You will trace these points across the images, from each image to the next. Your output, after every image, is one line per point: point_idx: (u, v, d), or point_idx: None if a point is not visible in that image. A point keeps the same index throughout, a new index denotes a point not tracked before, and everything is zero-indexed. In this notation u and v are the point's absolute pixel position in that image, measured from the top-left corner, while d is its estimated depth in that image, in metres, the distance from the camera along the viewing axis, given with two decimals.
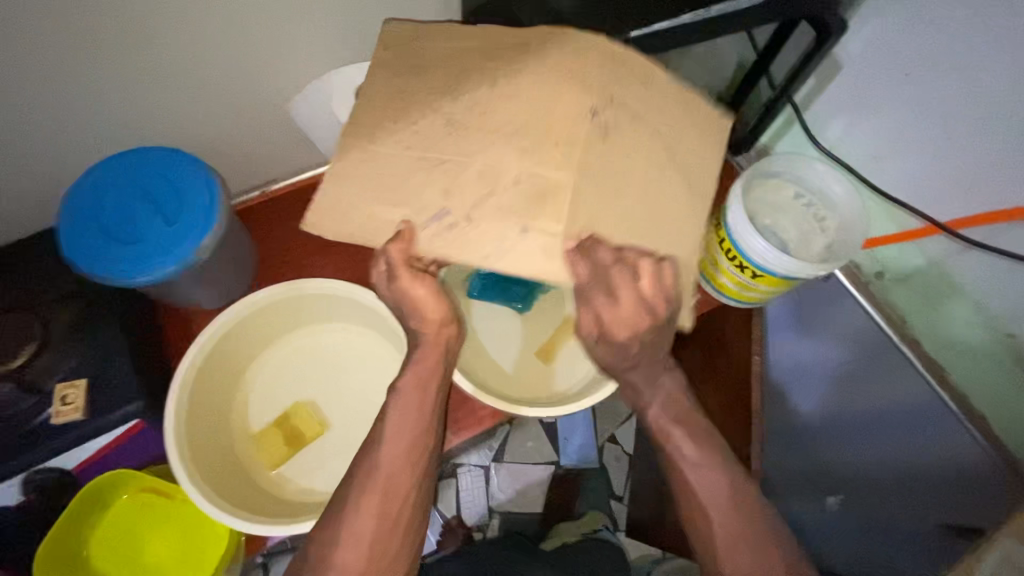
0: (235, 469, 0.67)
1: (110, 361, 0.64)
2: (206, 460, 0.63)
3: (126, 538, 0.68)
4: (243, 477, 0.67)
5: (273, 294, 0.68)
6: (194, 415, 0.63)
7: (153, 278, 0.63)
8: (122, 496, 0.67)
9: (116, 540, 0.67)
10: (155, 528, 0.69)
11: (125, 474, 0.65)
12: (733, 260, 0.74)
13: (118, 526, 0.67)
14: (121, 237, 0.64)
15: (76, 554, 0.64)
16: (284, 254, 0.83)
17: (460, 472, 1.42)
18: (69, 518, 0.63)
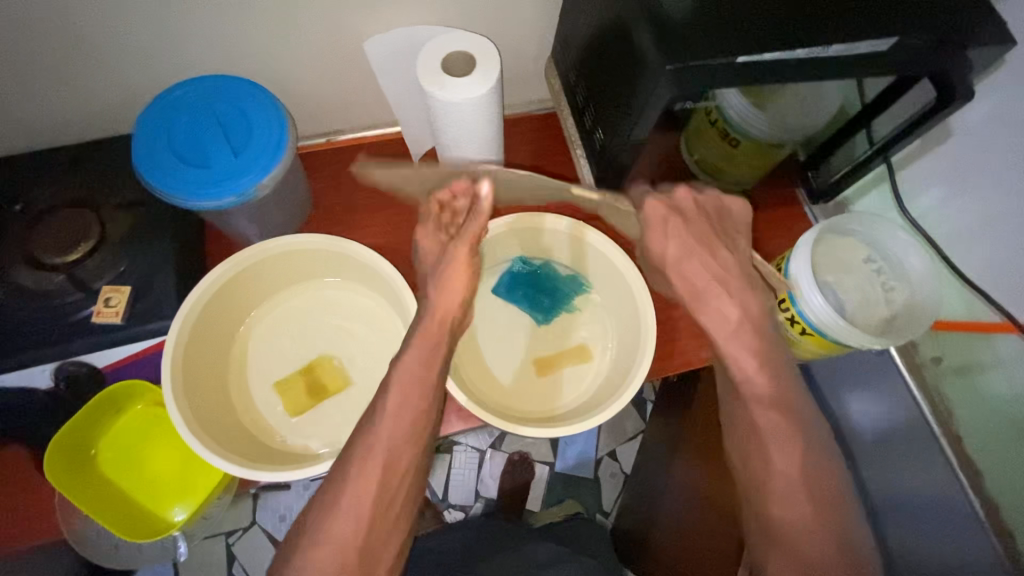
0: (225, 410, 0.67)
1: (152, 275, 0.67)
2: (196, 389, 0.64)
3: (132, 448, 0.71)
4: (231, 416, 0.68)
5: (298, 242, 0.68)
6: (196, 343, 0.65)
7: (210, 205, 0.65)
8: (137, 406, 0.70)
9: (124, 448, 0.70)
10: (162, 442, 0.72)
11: (148, 386, 0.68)
12: (785, 313, 0.71)
13: (128, 434, 0.70)
14: (187, 156, 0.66)
15: (85, 452, 0.67)
16: (336, 205, 0.84)
17: (455, 451, 1.43)
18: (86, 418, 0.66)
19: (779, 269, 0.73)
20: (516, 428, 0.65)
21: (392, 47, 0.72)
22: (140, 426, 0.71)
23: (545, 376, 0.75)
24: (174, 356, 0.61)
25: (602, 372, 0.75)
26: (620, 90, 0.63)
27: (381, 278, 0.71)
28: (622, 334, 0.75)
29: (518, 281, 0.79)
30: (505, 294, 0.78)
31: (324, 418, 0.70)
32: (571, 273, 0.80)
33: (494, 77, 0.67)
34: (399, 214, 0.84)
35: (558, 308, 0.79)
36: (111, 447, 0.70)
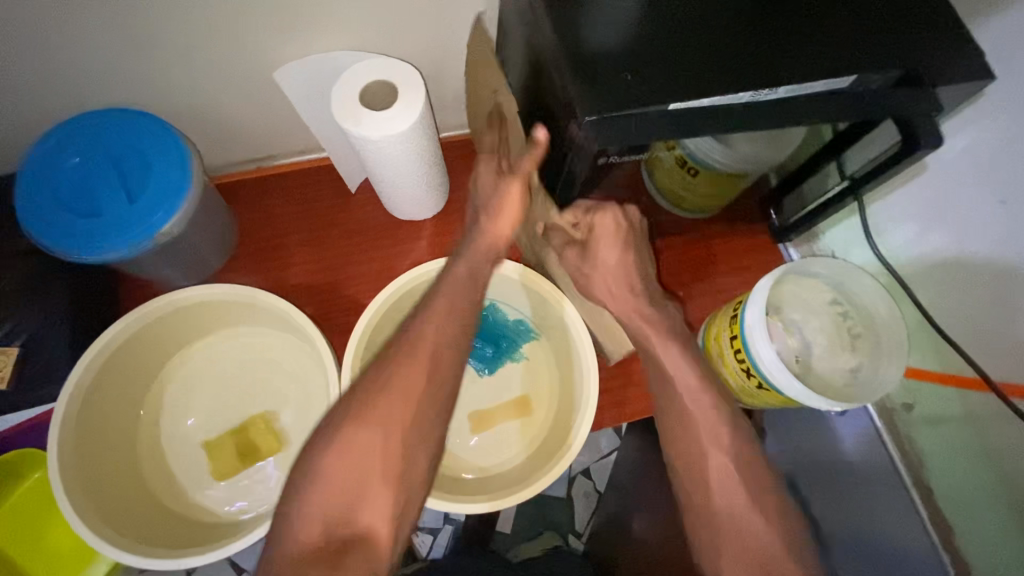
0: (131, 479, 0.63)
1: (47, 333, 0.61)
2: (92, 452, 0.60)
3: (33, 518, 0.67)
4: (132, 479, 0.63)
5: (204, 293, 0.64)
6: (95, 402, 0.60)
7: (102, 258, 0.59)
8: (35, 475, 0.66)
9: (23, 518, 0.66)
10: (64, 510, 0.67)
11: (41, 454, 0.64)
12: (741, 362, 0.66)
13: (26, 503, 0.66)
14: (76, 203, 0.59)
15: None
16: (266, 240, 0.78)
17: None
18: None
19: (735, 315, 0.67)
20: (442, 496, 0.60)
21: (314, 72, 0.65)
22: (41, 493, 0.67)
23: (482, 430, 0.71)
24: (60, 429, 0.56)
25: (547, 426, 0.71)
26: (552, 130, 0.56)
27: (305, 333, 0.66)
28: (566, 388, 0.70)
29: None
30: None
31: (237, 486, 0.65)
32: (518, 319, 0.74)
33: (418, 110, 0.60)
34: (335, 248, 0.78)
35: (501, 359, 0.74)
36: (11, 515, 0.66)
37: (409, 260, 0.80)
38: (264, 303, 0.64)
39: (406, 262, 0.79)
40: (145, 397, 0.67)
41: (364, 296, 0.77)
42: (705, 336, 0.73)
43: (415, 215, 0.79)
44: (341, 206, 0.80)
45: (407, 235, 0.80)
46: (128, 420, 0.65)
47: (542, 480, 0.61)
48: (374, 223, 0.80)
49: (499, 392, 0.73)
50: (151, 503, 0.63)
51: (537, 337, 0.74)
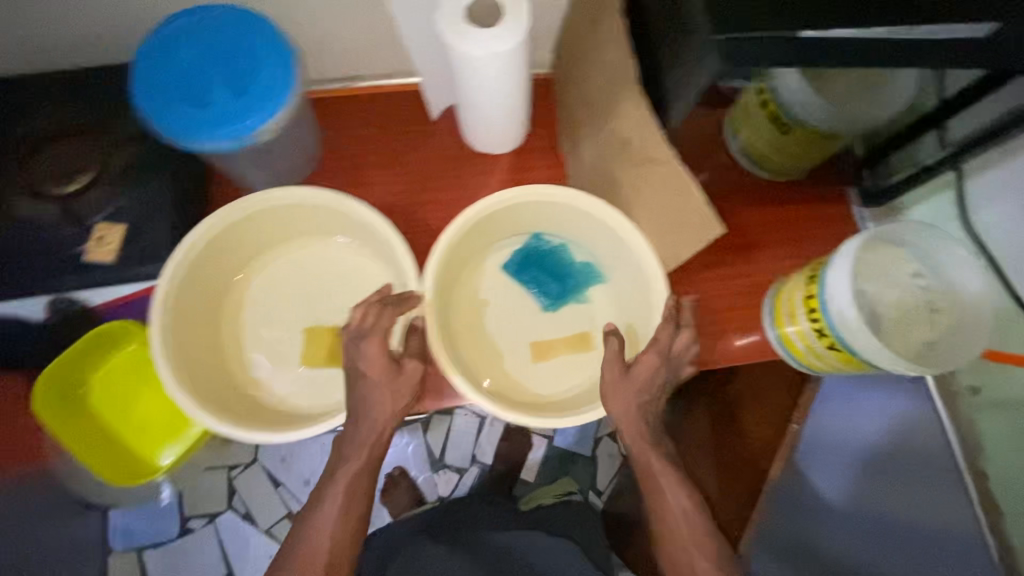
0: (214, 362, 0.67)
1: (148, 217, 0.64)
2: (184, 326, 0.63)
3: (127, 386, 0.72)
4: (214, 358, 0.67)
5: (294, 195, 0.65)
6: (190, 280, 0.63)
7: (206, 148, 0.61)
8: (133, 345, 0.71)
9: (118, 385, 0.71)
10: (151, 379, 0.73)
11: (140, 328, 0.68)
12: (814, 323, 0.65)
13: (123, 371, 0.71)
14: (190, 94, 0.61)
15: (78, 387, 0.69)
16: (346, 158, 0.79)
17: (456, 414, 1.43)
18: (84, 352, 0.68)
19: (814, 275, 0.66)
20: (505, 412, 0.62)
21: None
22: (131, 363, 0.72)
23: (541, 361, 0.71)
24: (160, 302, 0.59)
25: (607, 365, 0.71)
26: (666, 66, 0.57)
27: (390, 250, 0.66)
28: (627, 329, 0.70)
29: (531, 260, 0.74)
30: (513, 273, 0.74)
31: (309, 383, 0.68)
32: (585, 262, 0.74)
33: (521, 31, 0.60)
34: (410, 172, 0.80)
35: (565, 298, 0.73)
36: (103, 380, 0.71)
37: (480, 192, 0.81)
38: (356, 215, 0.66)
39: (478, 193, 0.80)
40: (231, 284, 0.70)
41: (434, 221, 0.79)
42: (775, 297, 0.72)
43: (492, 147, 0.80)
44: (419, 132, 0.81)
45: (480, 167, 0.81)
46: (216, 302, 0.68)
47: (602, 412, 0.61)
48: (449, 152, 0.81)
49: (562, 328, 0.73)
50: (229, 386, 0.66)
51: (601, 282, 0.74)
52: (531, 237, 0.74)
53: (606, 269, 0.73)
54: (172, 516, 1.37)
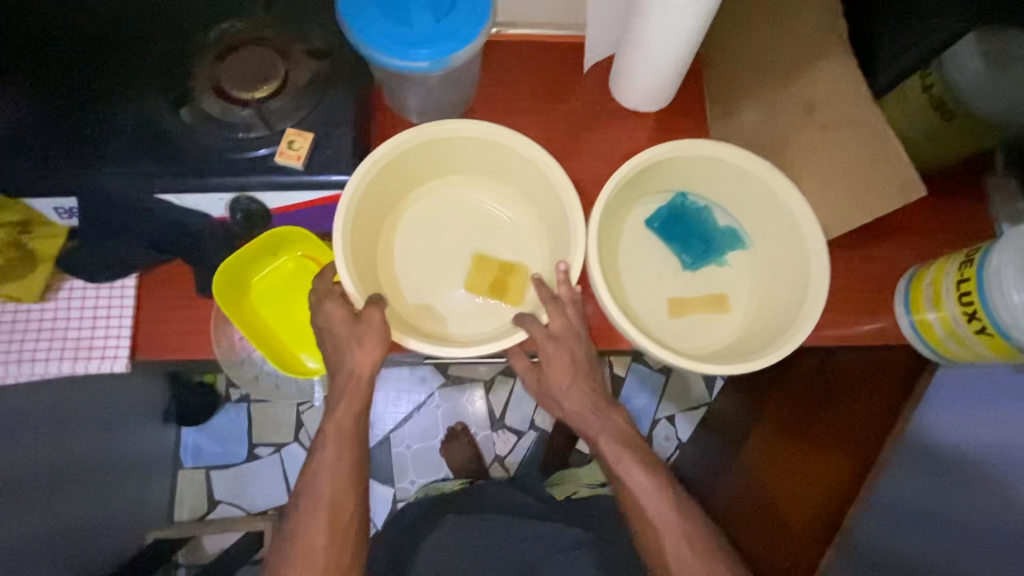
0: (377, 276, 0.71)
1: (330, 128, 0.67)
2: (360, 234, 0.69)
3: (284, 295, 0.73)
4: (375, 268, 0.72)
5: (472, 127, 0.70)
6: (370, 192, 0.68)
7: (405, 66, 0.63)
8: (293, 252, 0.72)
9: (277, 290, 0.73)
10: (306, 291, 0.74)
11: (305, 234, 0.70)
12: (965, 306, 0.66)
13: (281, 279, 0.73)
14: (393, 14, 0.63)
15: (242, 282, 0.71)
16: (497, 100, 0.81)
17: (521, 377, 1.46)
18: (249, 255, 0.70)
19: (969, 259, 0.66)
20: (661, 353, 0.64)
21: None
22: (288, 274, 0.74)
23: (679, 316, 0.73)
24: (348, 206, 0.64)
25: (741, 327, 0.72)
26: (881, 41, 0.62)
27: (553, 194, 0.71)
28: (771, 290, 0.72)
29: (676, 218, 0.75)
30: (657, 229, 0.75)
31: (457, 306, 0.73)
32: (727, 225, 0.76)
33: None
34: (558, 121, 0.82)
35: (707, 259, 0.75)
36: (261, 290, 0.73)
37: (622, 147, 0.82)
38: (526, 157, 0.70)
39: (621, 148, 0.82)
40: (397, 206, 0.75)
41: (577, 170, 0.81)
42: (913, 281, 0.74)
43: (640, 105, 0.81)
44: (568, 83, 0.83)
45: (624, 125, 0.82)
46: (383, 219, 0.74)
47: (760, 361, 0.63)
48: (596, 106, 0.83)
49: (701, 287, 0.74)
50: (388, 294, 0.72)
51: (742, 247, 0.76)
52: (679, 194, 0.75)
53: (750, 234, 0.75)
54: (240, 442, 1.42)
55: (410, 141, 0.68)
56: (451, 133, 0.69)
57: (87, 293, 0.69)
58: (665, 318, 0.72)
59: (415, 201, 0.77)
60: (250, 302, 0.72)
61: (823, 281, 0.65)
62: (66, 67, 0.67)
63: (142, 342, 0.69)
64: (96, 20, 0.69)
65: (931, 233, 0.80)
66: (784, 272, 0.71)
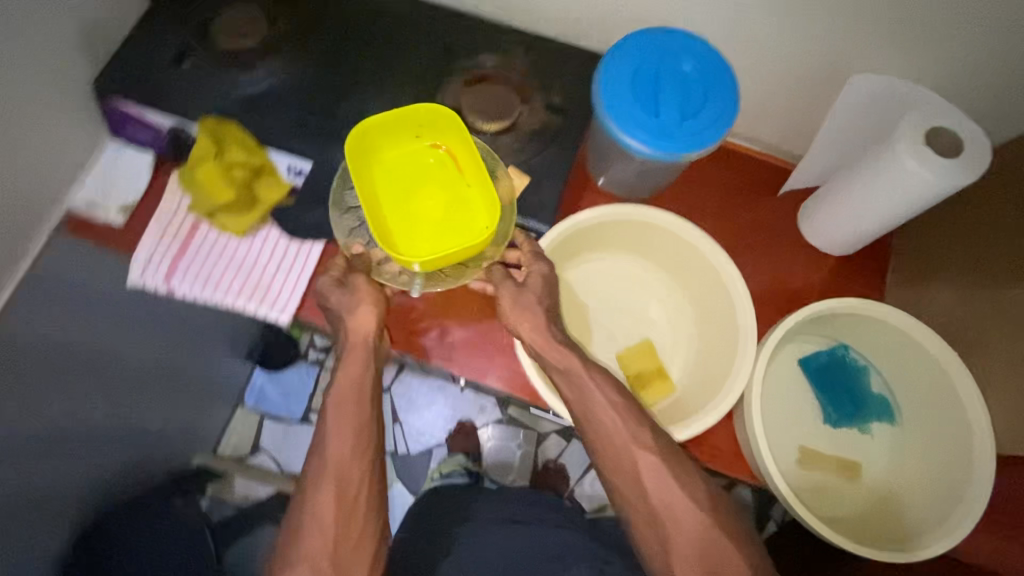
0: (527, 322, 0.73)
1: (543, 171, 0.71)
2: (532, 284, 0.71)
3: (408, 182, 0.69)
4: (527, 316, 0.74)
5: (671, 223, 0.71)
6: (556, 249, 0.71)
7: (640, 151, 0.66)
8: (427, 147, 0.70)
9: (401, 176, 0.69)
10: (433, 186, 0.69)
11: (444, 115, 0.66)
12: None
13: (408, 166, 0.69)
14: (644, 100, 0.67)
15: (376, 159, 0.69)
16: (686, 194, 0.84)
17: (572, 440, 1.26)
18: (384, 127, 0.67)
19: None
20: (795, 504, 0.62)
21: (847, 104, 0.71)
22: (427, 166, 0.70)
23: (809, 470, 0.70)
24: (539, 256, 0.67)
25: (871, 504, 0.69)
26: None
27: (724, 313, 0.71)
28: (909, 485, 0.68)
29: (832, 368, 0.73)
30: (808, 373, 0.74)
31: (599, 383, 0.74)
32: (879, 393, 0.73)
33: (974, 176, 0.61)
34: (738, 232, 0.83)
35: (852, 421, 0.72)
36: (391, 168, 0.69)
37: (792, 278, 0.81)
38: (715, 269, 0.71)
39: (790, 279, 0.81)
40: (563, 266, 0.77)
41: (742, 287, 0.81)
42: None
43: (823, 244, 0.80)
44: (758, 201, 0.84)
45: (800, 255, 0.82)
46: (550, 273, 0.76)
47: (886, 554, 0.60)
48: (778, 231, 0.83)
49: (840, 449, 0.71)
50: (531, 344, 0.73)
51: (890, 423, 0.73)
52: (839, 345, 0.74)
53: (902, 412, 0.72)
54: (301, 401, 1.47)
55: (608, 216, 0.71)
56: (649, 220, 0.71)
57: (281, 243, 0.74)
58: (795, 468, 0.70)
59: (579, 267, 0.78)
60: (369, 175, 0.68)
61: (976, 505, 0.60)
62: (344, 51, 0.76)
63: (309, 302, 0.74)
64: (380, 19, 0.78)
65: None
66: (928, 476, 0.67)
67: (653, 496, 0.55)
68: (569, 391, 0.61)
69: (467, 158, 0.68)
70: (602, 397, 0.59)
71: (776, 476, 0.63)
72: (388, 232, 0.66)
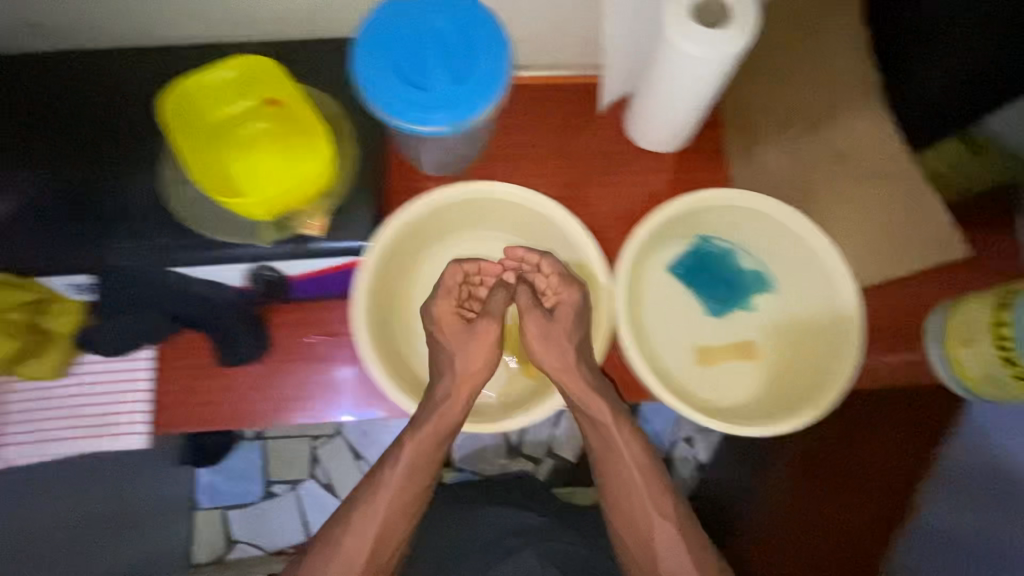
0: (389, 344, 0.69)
1: (352, 157, 0.66)
2: (372, 305, 0.66)
3: (241, 125, 0.62)
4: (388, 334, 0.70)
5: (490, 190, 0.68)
6: (384, 261, 0.67)
7: (425, 131, 0.61)
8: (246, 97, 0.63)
9: (236, 121, 0.63)
10: (266, 138, 0.62)
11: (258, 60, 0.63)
12: (1003, 353, 0.64)
13: (230, 125, 0.62)
14: (410, 76, 0.61)
15: (203, 111, 0.62)
16: (513, 144, 0.80)
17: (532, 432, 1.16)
18: (204, 83, 0.62)
19: (1005, 303, 0.65)
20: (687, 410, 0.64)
21: None
22: (252, 119, 0.63)
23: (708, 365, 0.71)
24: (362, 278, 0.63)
25: (775, 376, 0.71)
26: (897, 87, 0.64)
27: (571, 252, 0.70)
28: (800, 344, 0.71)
29: (699, 263, 0.74)
30: (681, 275, 0.74)
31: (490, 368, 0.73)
32: (753, 268, 0.74)
33: (744, 38, 0.60)
34: (575, 162, 0.80)
35: (732, 304, 0.73)
36: (219, 124, 0.62)
37: (639, 189, 0.80)
38: (548, 216, 0.68)
39: (638, 189, 0.80)
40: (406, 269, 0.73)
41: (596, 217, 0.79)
42: (946, 319, 0.70)
43: (659, 146, 0.79)
44: (583, 124, 0.81)
45: (644, 166, 0.80)
46: (396, 281, 0.71)
47: (798, 423, 0.63)
48: (611, 146, 0.81)
49: (730, 335, 0.73)
50: (402, 360, 0.70)
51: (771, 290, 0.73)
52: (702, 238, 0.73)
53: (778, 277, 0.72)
54: (258, 479, 1.40)
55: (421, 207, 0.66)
56: (466, 193, 0.67)
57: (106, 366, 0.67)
58: (694, 370, 0.71)
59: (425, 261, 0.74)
60: (210, 115, 0.62)
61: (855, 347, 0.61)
62: (78, 135, 0.65)
63: (165, 413, 0.68)
64: (107, 84, 0.67)
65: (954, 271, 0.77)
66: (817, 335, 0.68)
67: (658, 537, 0.64)
68: (599, 444, 0.67)
69: (292, 99, 0.63)
70: (630, 457, 0.66)
71: (664, 397, 0.63)
72: (217, 186, 0.59)
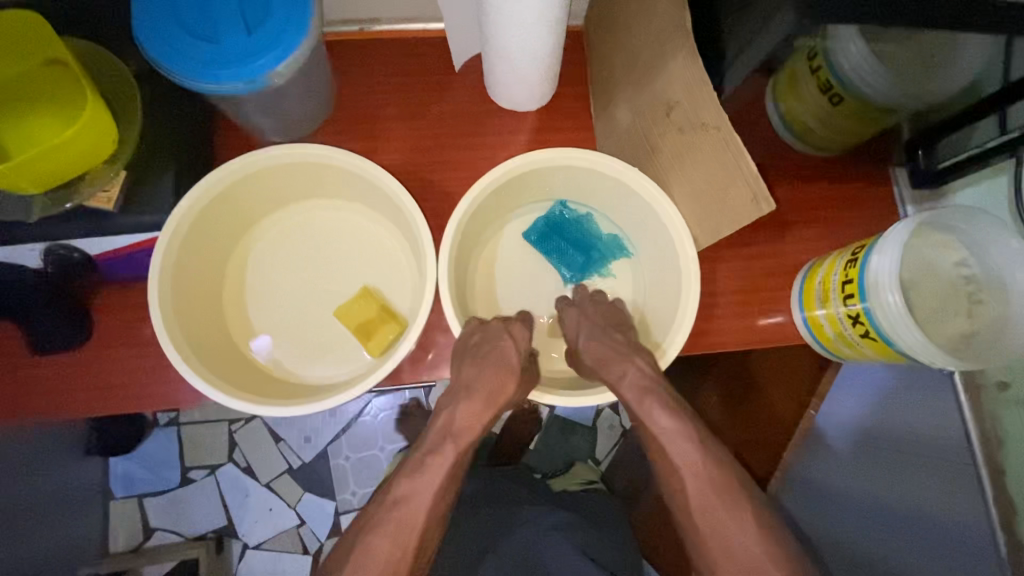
0: (216, 323, 0.66)
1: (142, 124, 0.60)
2: (186, 281, 0.63)
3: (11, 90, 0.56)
4: (213, 313, 0.66)
5: (310, 153, 0.63)
6: (195, 234, 0.63)
7: (220, 90, 0.56)
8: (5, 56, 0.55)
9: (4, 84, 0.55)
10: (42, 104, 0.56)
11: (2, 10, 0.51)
12: (849, 311, 0.63)
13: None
14: (200, 30, 0.56)
15: None
16: (363, 106, 0.74)
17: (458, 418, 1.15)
18: None
19: (854, 258, 0.63)
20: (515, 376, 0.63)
21: None
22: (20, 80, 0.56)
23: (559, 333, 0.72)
24: (164, 251, 0.59)
25: None
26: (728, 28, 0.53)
27: (405, 219, 0.66)
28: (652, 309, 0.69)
29: (553, 228, 0.72)
30: (535, 242, 0.73)
31: (327, 347, 0.68)
32: (609, 235, 0.73)
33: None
34: (432, 124, 0.75)
35: (587, 272, 0.73)
36: None
37: (501, 151, 0.75)
38: (375, 180, 0.64)
39: (499, 153, 0.75)
40: (235, 244, 0.69)
41: (454, 183, 0.74)
42: (806, 279, 0.70)
43: (516, 105, 0.74)
44: (439, 83, 0.75)
45: (505, 127, 0.75)
46: (221, 257, 0.68)
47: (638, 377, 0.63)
48: (470, 105, 0.75)
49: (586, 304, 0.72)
50: (229, 340, 0.67)
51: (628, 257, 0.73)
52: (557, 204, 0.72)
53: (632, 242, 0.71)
54: (174, 467, 1.33)
55: (229, 173, 0.61)
56: (283, 158, 0.63)
57: None
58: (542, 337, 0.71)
59: (258, 235, 0.70)
60: None
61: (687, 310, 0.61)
62: None
63: None
64: None
65: (823, 228, 0.75)
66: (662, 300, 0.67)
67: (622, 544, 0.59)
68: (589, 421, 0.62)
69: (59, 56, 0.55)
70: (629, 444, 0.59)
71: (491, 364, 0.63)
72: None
